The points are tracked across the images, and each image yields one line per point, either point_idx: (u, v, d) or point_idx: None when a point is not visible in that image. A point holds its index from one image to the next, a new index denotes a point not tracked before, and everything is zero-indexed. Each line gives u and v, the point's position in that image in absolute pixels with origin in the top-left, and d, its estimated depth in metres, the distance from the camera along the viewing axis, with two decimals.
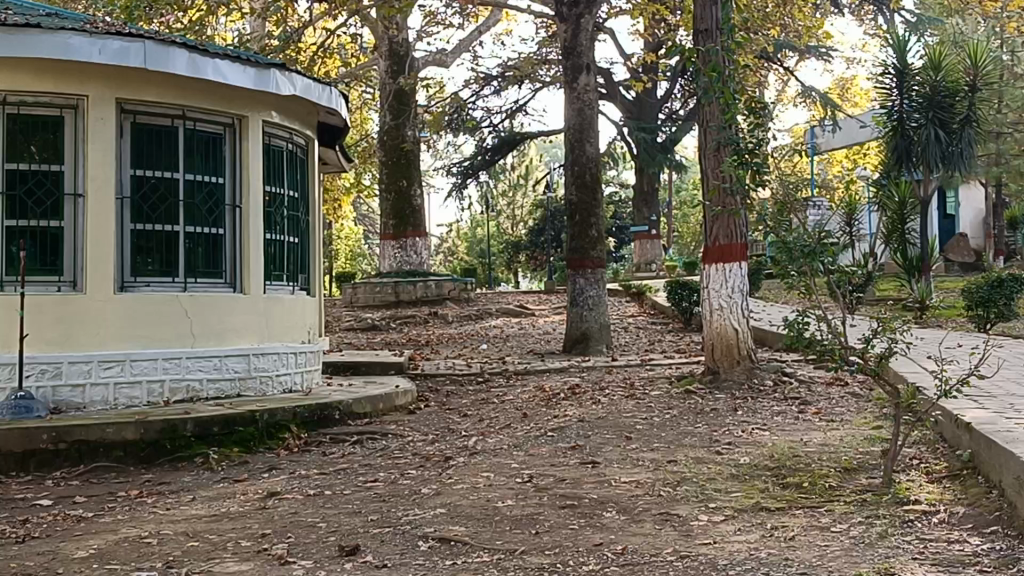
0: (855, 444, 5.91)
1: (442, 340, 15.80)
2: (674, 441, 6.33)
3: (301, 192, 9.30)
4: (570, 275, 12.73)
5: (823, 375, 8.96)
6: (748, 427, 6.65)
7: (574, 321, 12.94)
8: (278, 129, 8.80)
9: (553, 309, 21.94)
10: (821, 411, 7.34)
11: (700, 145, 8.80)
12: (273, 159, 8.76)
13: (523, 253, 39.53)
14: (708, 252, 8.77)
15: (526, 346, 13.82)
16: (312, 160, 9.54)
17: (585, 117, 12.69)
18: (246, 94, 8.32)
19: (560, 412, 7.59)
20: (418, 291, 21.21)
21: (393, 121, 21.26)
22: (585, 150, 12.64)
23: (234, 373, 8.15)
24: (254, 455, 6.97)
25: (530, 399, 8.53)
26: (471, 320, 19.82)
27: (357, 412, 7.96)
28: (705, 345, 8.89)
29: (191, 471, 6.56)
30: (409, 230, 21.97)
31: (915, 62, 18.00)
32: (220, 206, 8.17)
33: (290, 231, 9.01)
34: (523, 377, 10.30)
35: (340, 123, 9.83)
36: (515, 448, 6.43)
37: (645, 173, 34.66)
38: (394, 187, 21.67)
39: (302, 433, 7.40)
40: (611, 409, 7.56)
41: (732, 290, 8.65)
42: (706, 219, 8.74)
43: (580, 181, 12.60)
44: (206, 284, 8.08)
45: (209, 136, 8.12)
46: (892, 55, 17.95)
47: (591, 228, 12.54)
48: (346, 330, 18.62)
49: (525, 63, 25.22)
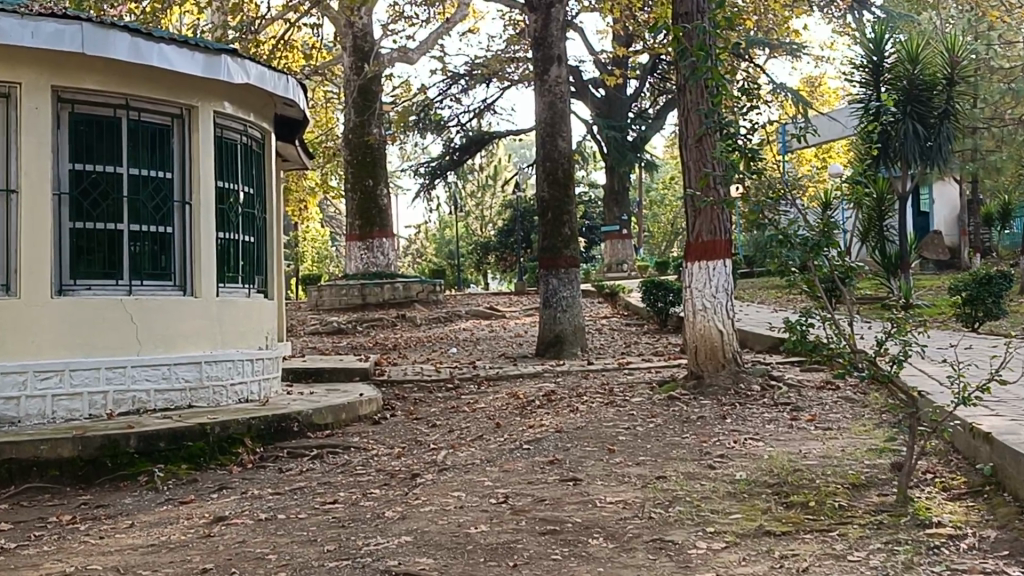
0: (859, 456, 5.42)
1: (410, 344, 15.25)
2: (661, 453, 5.82)
3: (257, 188, 8.73)
4: (542, 275, 12.22)
5: (813, 380, 8.49)
6: (740, 437, 6.15)
7: (547, 323, 12.41)
8: (231, 121, 8.24)
9: (524, 310, 21.44)
10: (815, 418, 6.86)
11: (681, 135, 8.31)
12: (227, 152, 8.19)
13: (493, 254, 38.98)
14: (690, 249, 8.30)
15: (497, 349, 13.29)
16: (269, 154, 8.97)
17: (557, 111, 12.18)
18: (195, 84, 7.76)
19: (536, 422, 7.08)
20: (385, 293, 20.65)
21: (358, 119, 20.70)
22: (556, 145, 12.12)
23: (184, 383, 7.58)
24: (204, 473, 6.40)
25: (503, 408, 8.01)
26: (440, 323, 19.28)
27: (318, 424, 7.41)
28: (687, 349, 8.40)
29: (134, 492, 5.98)
30: (375, 231, 21.42)
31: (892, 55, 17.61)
32: (167, 202, 7.61)
33: (245, 229, 8.43)
34: (495, 382, 9.78)
35: (299, 115, 9.28)
36: (487, 462, 5.91)
37: (615, 172, 34.26)
38: (360, 186, 21.07)
39: (258, 448, 6.84)
40: (591, 418, 7.05)
41: (716, 288, 8.17)
42: (689, 214, 8.26)
43: (552, 176, 12.09)
44: (153, 286, 7.51)
45: (154, 128, 7.55)
46: (869, 48, 17.55)
47: (564, 226, 12.03)
48: (310, 333, 18.04)
49: (493, 61, 24.70)
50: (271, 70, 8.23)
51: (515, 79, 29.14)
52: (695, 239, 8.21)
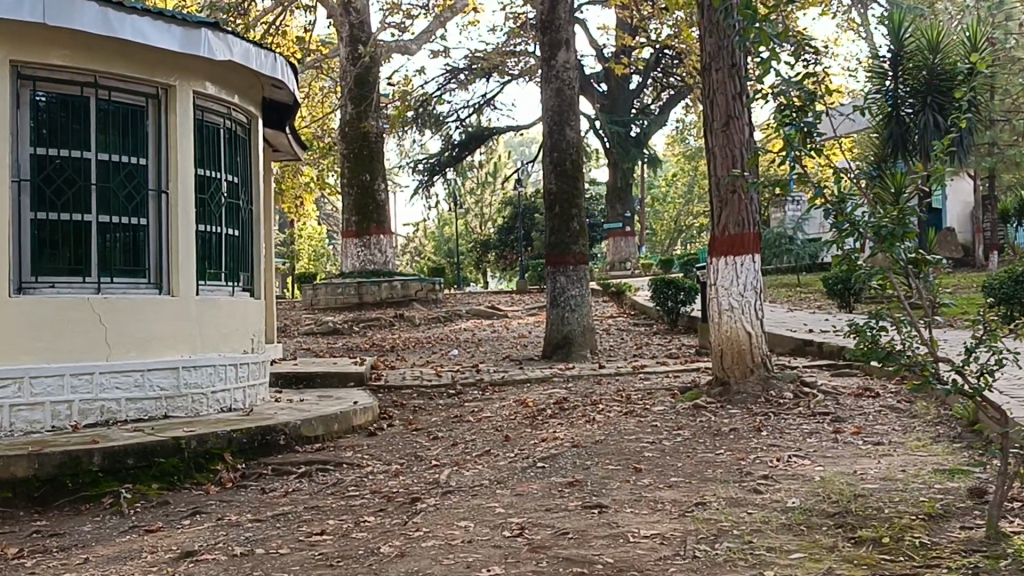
0: (927, 479, 4.70)
1: (409, 345, 14.55)
2: (695, 473, 5.11)
3: (242, 176, 8.01)
4: (549, 272, 11.53)
5: (848, 386, 7.77)
6: (783, 454, 5.43)
7: (554, 324, 11.68)
8: (212, 102, 7.52)
9: (527, 310, 20.73)
10: (861, 431, 6.15)
11: (706, 117, 7.60)
12: (208, 138, 7.48)
13: (492, 252, 38.26)
14: (714, 243, 7.61)
15: (501, 351, 12.57)
16: (254, 142, 8.24)
17: (565, 98, 11.48)
18: (172, 61, 7.04)
19: (549, 435, 6.38)
20: (382, 291, 19.95)
21: (354, 111, 19.99)
22: (564, 134, 11.42)
23: (160, 391, 6.87)
24: (177, 494, 5.70)
25: (511, 417, 7.29)
26: (439, 323, 18.56)
27: (308, 437, 6.70)
28: (712, 352, 7.69)
29: (96, 517, 5.28)
30: (372, 228, 20.69)
31: (909, 43, 16.89)
32: (141, 191, 6.91)
33: (228, 222, 7.72)
34: (501, 388, 9.07)
35: (288, 98, 8.57)
36: (497, 484, 5.19)
37: (619, 169, 33.58)
38: (357, 181, 20.37)
39: (239, 464, 6.13)
40: (610, 431, 6.34)
41: (743, 285, 7.44)
42: (714, 204, 7.56)
43: (560, 168, 11.39)
44: (125, 284, 6.80)
45: (127, 110, 6.85)
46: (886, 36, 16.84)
47: (572, 220, 11.35)
48: (305, 334, 17.31)
49: (493, 54, 23.98)
50: (258, 48, 7.52)
51: (516, 73, 28.47)
52: (721, 234, 7.52)
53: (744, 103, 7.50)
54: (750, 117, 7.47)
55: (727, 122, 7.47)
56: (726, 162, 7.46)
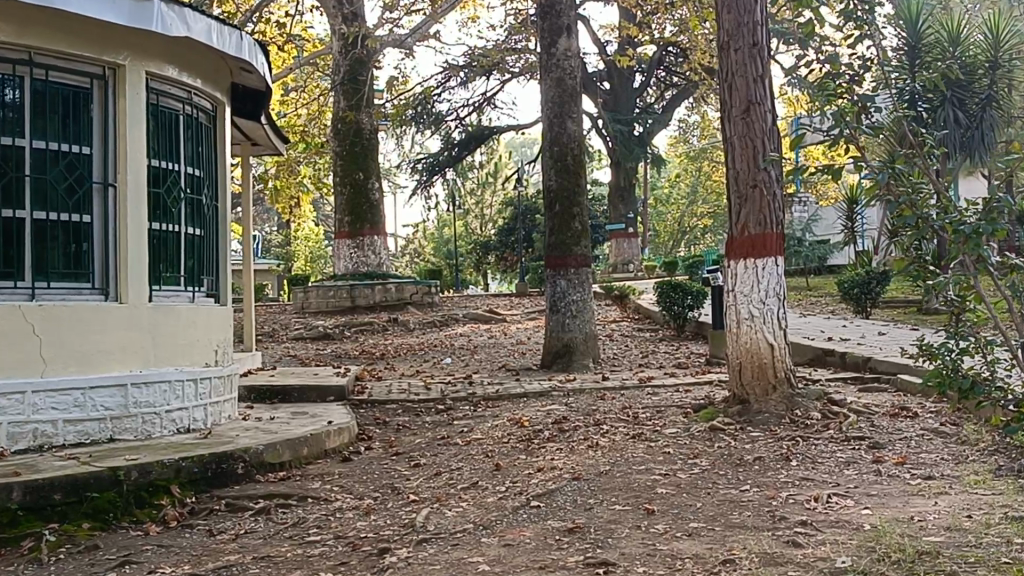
0: (1004, 530, 3.86)
1: (399, 352, 13.75)
2: (719, 518, 4.29)
3: (207, 169, 7.19)
4: (549, 276, 10.73)
5: (881, 404, 6.95)
6: (821, 492, 4.61)
7: (554, 331, 10.84)
8: (170, 85, 6.70)
9: (526, 314, 19.89)
10: (905, 460, 5.33)
11: (724, 102, 6.79)
12: (165, 126, 6.66)
13: (492, 254, 37.48)
14: (731, 244, 6.81)
15: (498, 360, 11.76)
16: (222, 131, 7.43)
17: (566, 89, 10.67)
18: (123, 36, 6.22)
19: (545, 464, 5.57)
20: (376, 294, 19.15)
21: (346, 106, 19.22)
22: (565, 127, 10.62)
23: (106, 412, 6.04)
24: (111, 535, 4.89)
25: (504, 440, 6.48)
26: (434, 327, 17.75)
27: (271, 463, 5.87)
28: (729, 367, 6.89)
29: (9, 566, 4.46)
30: (365, 229, 19.89)
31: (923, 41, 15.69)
32: (85, 184, 6.11)
33: (189, 220, 6.90)
34: (495, 402, 8.26)
35: (260, 83, 7.78)
36: (483, 530, 4.38)
37: (621, 167, 32.76)
38: (350, 180, 19.58)
39: (187, 498, 5.30)
40: (615, 460, 5.53)
41: (763, 289, 6.65)
42: (732, 200, 6.74)
43: (560, 163, 10.57)
44: (65, 290, 5.98)
45: (69, 91, 6.04)
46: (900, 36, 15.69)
47: (574, 220, 10.52)
48: (293, 340, 16.49)
49: (494, 51, 23.19)
50: (222, 24, 6.69)
51: (516, 71, 27.74)
52: (741, 235, 6.69)
53: (767, 87, 6.68)
54: (772, 102, 6.65)
55: (747, 109, 6.65)
56: (747, 156, 6.65)
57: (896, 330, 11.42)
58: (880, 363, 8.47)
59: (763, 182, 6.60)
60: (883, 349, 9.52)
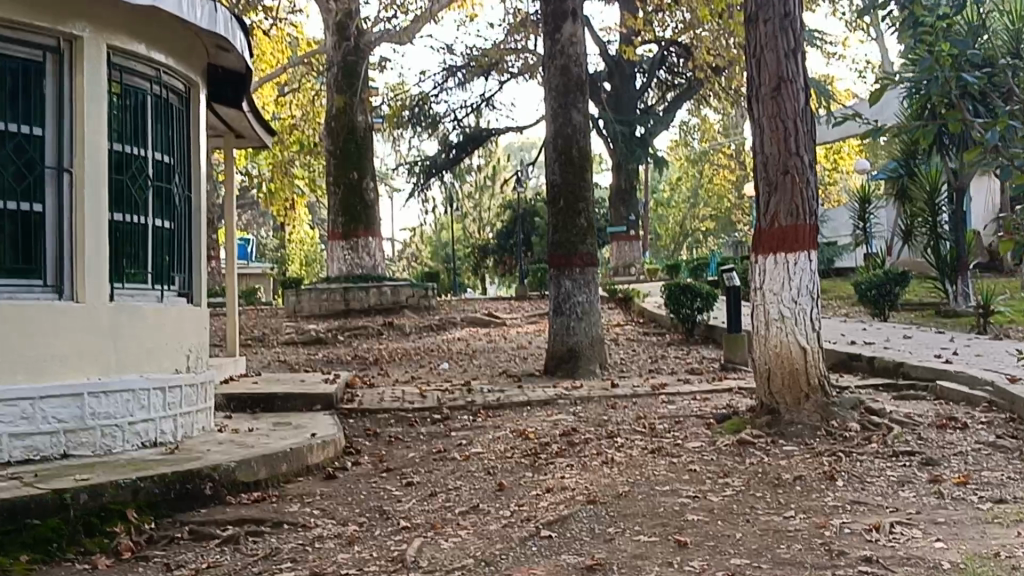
0: None
1: (394, 357, 13.08)
2: (765, 552, 3.63)
3: (179, 155, 6.53)
4: (553, 276, 10.06)
5: (926, 414, 6.28)
6: (882, 521, 3.94)
7: (558, 335, 10.14)
8: (137, 62, 6.04)
9: (526, 318, 19.23)
10: (967, 480, 4.65)
11: (751, 78, 6.14)
12: (129, 107, 5.98)
13: (491, 257, 36.83)
14: (757, 238, 6.15)
15: (498, 365, 11.08)
16: (197, 113, 6.75)
17: (571, 77, 10.01)
18: (82, 2, 5.55)
19: (555, 485, 4.89)
20: (371, 297, 18.48)
21: (340, 104, 18.59)
22: (570, 117, 9.97)
23: (59, 425, 5.36)
24: (53, 569, 4.22)
25: (508, 454, 5.80)
26: (432, 331, 17.08)
27: (245, 483, 5.19)
28: (755, 372, 6.23)
29: None
30: (360, 230, 19.24)
31: None
32: (37, 169, 5.44)
33: (158, 211, 6.23)
34: (495, 412, 7.57)
35: (237, 62, 7.12)
36: (486, 566, 3.70)
37: (622, 169, 32.08)
38: (344, 179, 18.94)
39: (146, 525, 4.62)
40: (634, 481, 4.84)
41: (794, 288, 5.99)
42: (760, 190, 6.08)
43: (565, 157, 9.93)
44: (12, 287, 5.30)
45: (18, 65, 5.38)
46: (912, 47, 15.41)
47: (579, 216, 9.86)
48: (283, 345, 15.81)
49: (494, 50, 22.57)
50: None
51: (516, 71, 27.15)
52: (770, 227, 6.03)
53: (799, 62, 6.03)
54: (806, 79, 5.99)
55: (777, 87, 5.99)
56: (777, 139, 5.99)
57: (921, 334, 10.75)
58: (915, 369, 7.80)
59: (794, 167, 5.94)
60: (913, 353, 8.86)
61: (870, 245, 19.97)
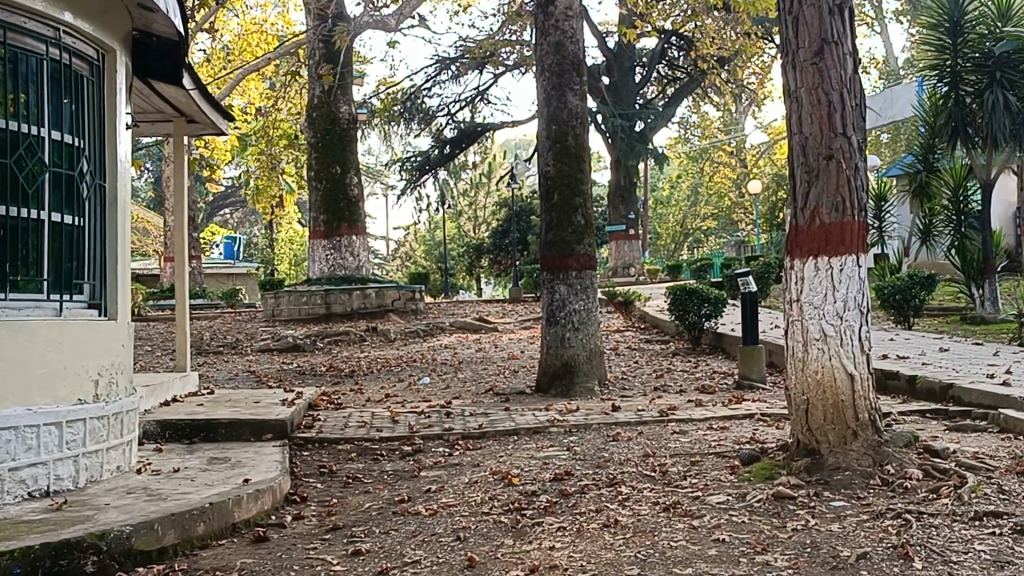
0: None
1: (373, 368, 11.94)
2: None
3: (91, 136, 5.38)
4: (545, 280, 8.93)
5: (1000, 457, 5.12)
6: None
7: (551, 347, 8.96)
8: (29, 20, 4.89)
9: (520, 322, 18.09)
10: None
11: (787, 39, 5.00)
12: (15, 74, 4.84)
13: (486, 257, 35.68)
14: (793, 239, 5.01)
15: (484, 380, 9.95)
16: (113, 86, 5.59)
17: (566, 55, 8.88)
18: None
19: (539, 563, 3.75)
20: (354, 300, 17.35)
21: (322, 94, 17.50)
22: (565, 101, 8.84)
23: None
24: None
25: (485, 509, 4.65)
26: (418, 337, 15.93)
27: (143, 553, 4.04)
28: (789, 404, 5.10)
29: None
30: (343, 228, 18.07)
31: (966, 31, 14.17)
32: None
33: (58, 204, 5.08)
34: (476, 444, 6.43)
35: (166, 24, 5.97)
36: None
37: (621, 165, 30.91)
38: (326, 174, 17.81)
39: None
40: (642, 559, 3.70)
41: (839, 303, 4.86)
42: (796, 179, 4.95)
43: (560, 146, 8.80)
44: None
45: None
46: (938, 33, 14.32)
47: (575, 212, 8.73)
48: (257, 352, 14.68)
49: (487, 42, 21.48)
50: None
51: (511, 64, 26.10)
52: (809, 226, 4.88)
53: (846, 21, 4.89)
54: (854, 42, 4.86)
55: (820, 51, 4.85)
56: (818, 115, 4.84)
57: (958, 346, 9.64)
58: (968, 394, 6.67)
59: (840, 151, 4.81)
60: (958, 371, 7.73)
61: (885, 246, 18.87)
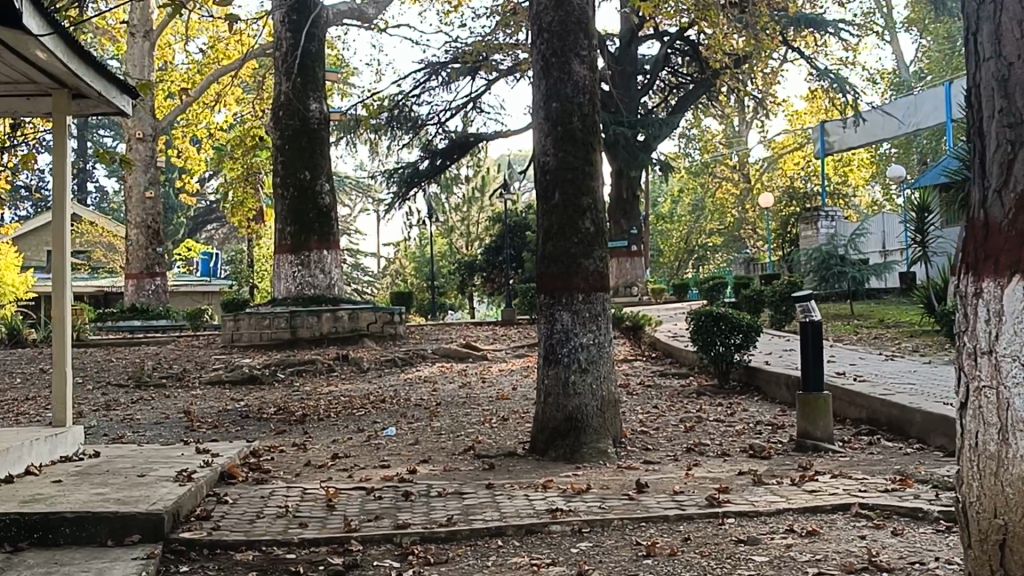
0: None
1: (334, 410, 9.77)
2: None
3: None
4: (545, 306, 6.80)
5: None
6: None
7: (550, 396, 6.78)
8: None
9: (512, 348, 15.94)
10: None
11: None
12: None
13: (478, 275, 33.59)
14: (979, 245, 2.86)
15: (466, 433, 7.77)
16: None
17: (573, 8, 6.76)
18: None
19: None
20: (323, 324, 15.23)
21: (290, 92, 15.40)
22: (570, 70, 6.73)
23: None
24: None
25: None
26: (395, 368, 13.77)
27: None
28: (967, 525, 2.94)
29: None
30: (313, 242, 15.84)
31: None
32: None
33: None
34: (435, 557, 4.27)
35: None
36: None
37: (622, 177, 28.81)
38: (293, 180, 15.69)
39: None
40: None
41: None
42: (992, 138, 2.81)
43: (563, 129, 6.70)
44: None
45: None
46: None
47: (582, 218, 6.62)
48: (206, 385, 12.54)
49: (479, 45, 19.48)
50: None
51: (506, 70, 24.10)
52: (1011, 221, 2.73)
53: None
54: None
55: None
56: None
57: None
58: None
59: None
60: None
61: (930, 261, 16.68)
